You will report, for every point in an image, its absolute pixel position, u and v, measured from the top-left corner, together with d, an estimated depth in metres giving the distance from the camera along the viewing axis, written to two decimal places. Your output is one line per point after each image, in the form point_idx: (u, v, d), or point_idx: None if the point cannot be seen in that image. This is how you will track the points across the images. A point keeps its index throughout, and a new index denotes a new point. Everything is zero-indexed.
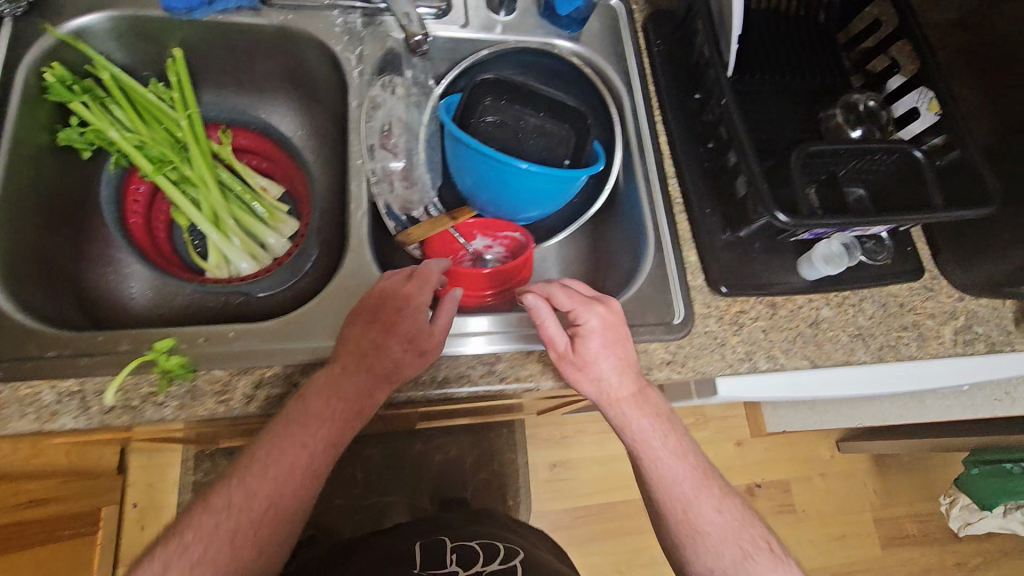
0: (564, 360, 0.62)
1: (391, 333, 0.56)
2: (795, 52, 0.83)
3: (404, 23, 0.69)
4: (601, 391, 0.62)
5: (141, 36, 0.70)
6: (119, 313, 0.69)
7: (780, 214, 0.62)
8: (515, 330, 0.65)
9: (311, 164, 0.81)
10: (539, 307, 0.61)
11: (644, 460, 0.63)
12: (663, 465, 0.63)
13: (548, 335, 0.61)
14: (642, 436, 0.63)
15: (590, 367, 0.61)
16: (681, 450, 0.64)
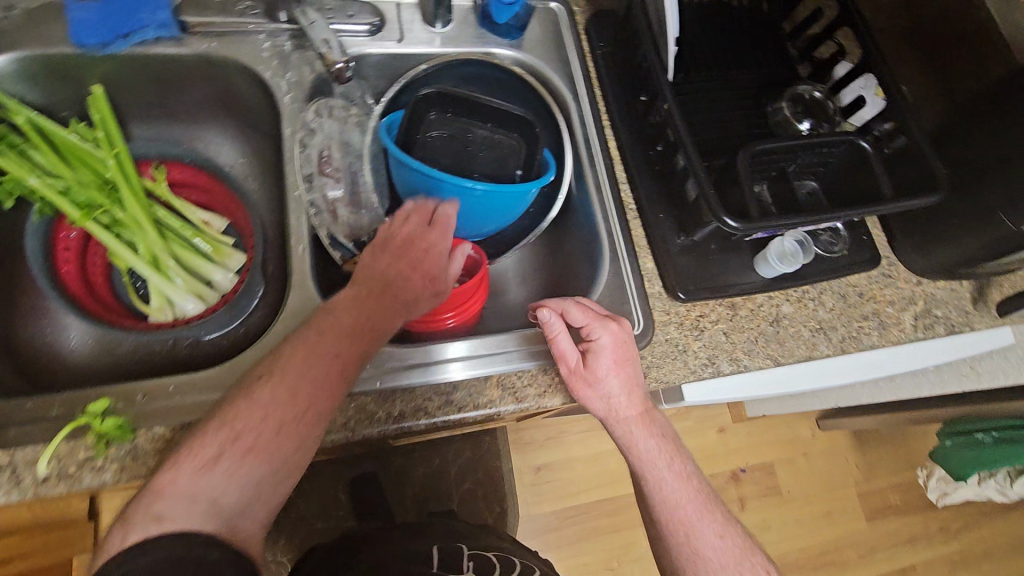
0: (575, 377, 0.62)
1: (417, 271, 0.61)
2: (740, 45, 0.82)
3: (324, 50, 0.66)
4: (609, 408, 0.62)
5: (55, 75, 0.66)
6: (58, 370, 0.66)
7: (729, 219, 0.61)
8: (472, 357, 0.63)
9: (254, 194, 0.79)
10: (553, 322, 0.61)
11: (648, 480, 0.63)
12: (669, 488, 0.63)
13: (561, 351, 0.61)
14: (647, 457, 0.63)
15: (600, 384, 0.61)
16: (685, 475, 0.64)
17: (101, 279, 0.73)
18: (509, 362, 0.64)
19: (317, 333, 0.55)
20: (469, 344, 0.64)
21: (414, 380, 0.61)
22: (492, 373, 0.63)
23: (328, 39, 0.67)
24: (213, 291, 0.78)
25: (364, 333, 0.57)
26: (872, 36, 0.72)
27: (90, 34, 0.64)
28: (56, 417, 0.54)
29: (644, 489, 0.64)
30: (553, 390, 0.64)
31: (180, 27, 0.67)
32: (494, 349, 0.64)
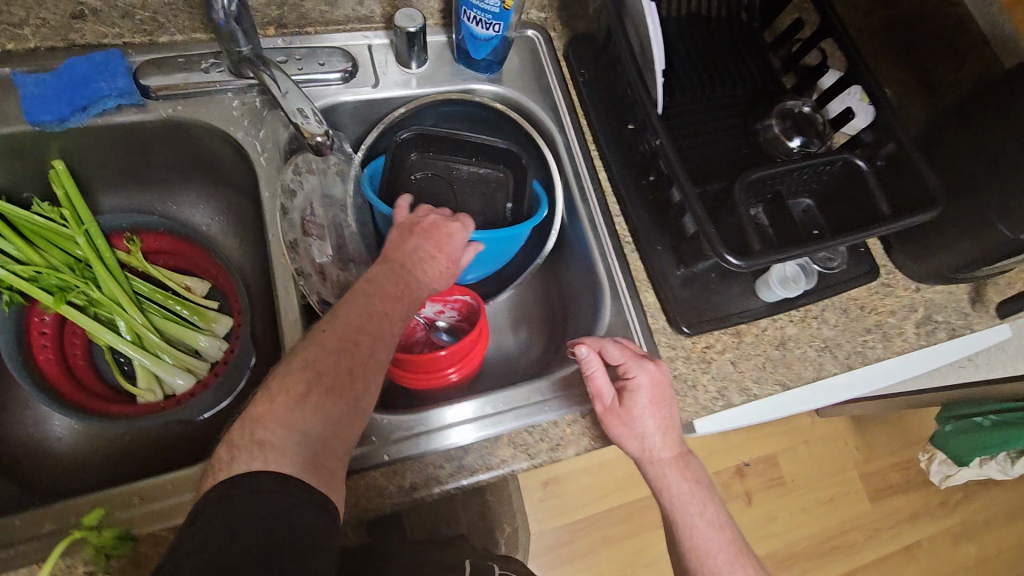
0: (611, 417, 0.61)
1: (439, 252, 0.60)
2: (724, 61, 0.80)
3: (298, 122, 0.58)
4: (644, 448, 0.61)
5: (13, 156, 0.62)
6: (48, 467, 0.63)
7: (730, 257, 0.60)
8: (481, 417, 0.62)
9: (237, 253, 0.75)
10: (589, 360, 0.61)
11: (680, 523, 0.63)
12: (701, 533, 0.62)
13: (598, 388, 0.61)
14: (679, 499, 0.63)
15: (636, 423, 0.61)
16: (716, 519, 0.63)
17: (84, 362, 0.69)
18: (519, 417, 0.62)
19: (362, 296, 0.54)
20: (476, 403, 0.62)
21: (423, 448, 0.60)
22: (502, 431, 0.62)
23: (305, 109, 0.59)
24: (202, 360, 0.75)
25: (396, 306, 0.55)
26: (857, 48, 0.71)
27: (45, 110, 0.59)
28: (52, 529, 0.51)
29: (675, 531, 0.63)
30: (566, 441, 0.63)
31: (143, 92, 0.63)
32: (501, 406, 0.62)
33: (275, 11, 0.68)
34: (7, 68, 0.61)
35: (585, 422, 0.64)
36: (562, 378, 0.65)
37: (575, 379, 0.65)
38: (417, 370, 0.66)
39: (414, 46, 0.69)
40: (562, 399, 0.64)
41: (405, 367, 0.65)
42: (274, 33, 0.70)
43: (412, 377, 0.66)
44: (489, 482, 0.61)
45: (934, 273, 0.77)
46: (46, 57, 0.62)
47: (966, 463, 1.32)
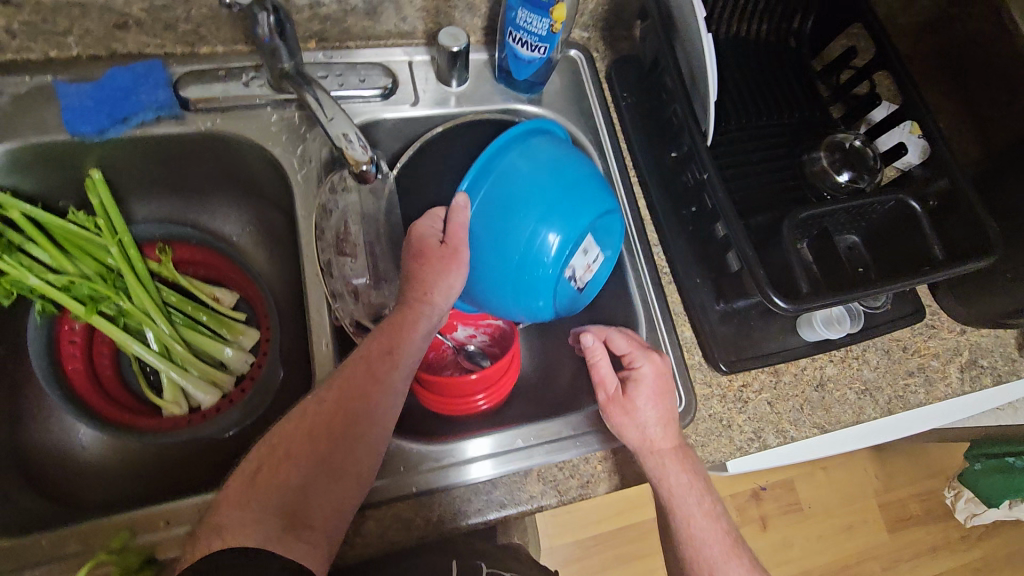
0: (612, 403, 0.60)
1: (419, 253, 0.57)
2: (770, 89, 0.78)
3: (341, 147, 0.56)
4: (644, 439, 0.58)
5: (50, 163, 0.62)
6: (77, 482, 0.62)
7: (778, 299, 0.58)
8: (510, 449, 0.60)
9: (267, 265, 0.74)
10: (595, 348, 0.62)
11: (675, 517, 0.58)
12: (696, 528, 0.57)
13: (601, 374, 0.61)
14: (676, 491, 0.58)
15: (637, 412, 0.59)
16: (713, 515, 0.58)
17: (110, 371, 0.68)
18: (552, 453, 0.61)
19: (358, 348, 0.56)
20: (506, 436, 0.60)
21: (452, 479, 0.58)
22: (533, 467, 0.60)
23: (347, 131, 0.57)
24: (228, 372, 0.74)
25: (390, 330, 0.56)
26: (914, 82, 0.68)
27: (85, 122, 0.59)
28: (76, 550, 0.50)
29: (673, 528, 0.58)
30: (596, 479, 0.61)
31: (182, 105, 0.62)
32: (534, 440, 0.61)
33: (317, 25, 0.67)
34: (49, 76, 0.61)
35: (617, 459, 0.62)
36: (595, 414, 0.63)
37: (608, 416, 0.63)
38: (445, 394, 0.65)
39: (457, 65, 0.68)
40: (594, 436, 0.62)
41: (433, 388, 0.64)
42: (315, 47, 0.70)
43: (440, 401, 0.65)
44: (518, 519, 0.60)
45: (982, 317, 0.74)
46: (87, 66, 0.62)
47: (995, 503, 1.27)
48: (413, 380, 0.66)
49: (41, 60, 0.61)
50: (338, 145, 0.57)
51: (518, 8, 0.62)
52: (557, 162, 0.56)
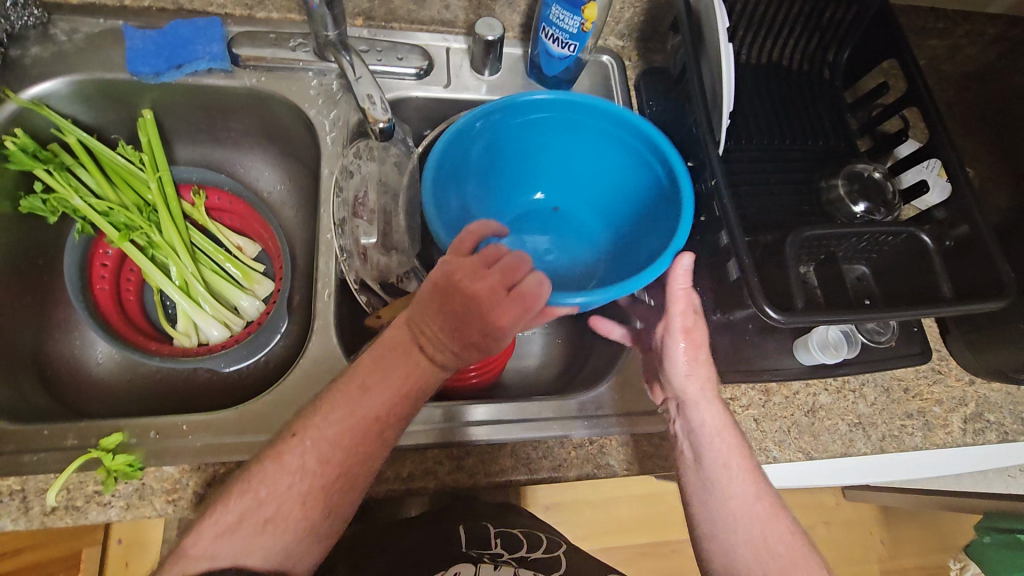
0: (680, 339, 0.58)
1: (467, 331, 0.50)
2: (796, 115, 0.79)
3: (365, 106, 0.60)
4: (697, 384, 0.59)
5: (110, 99, 0.68)
6: (86, 391, 0.66)
7: (769, 309, 0.58)
8: (505, 417, 0.61)
9: (290, 222, 0.78)
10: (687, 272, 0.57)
11: (724, 466, 0.57)
12: (740, 477, 0.56)
13: (673, 310, 0.57)
14: (720, 440, 0.58)
15: (700, 354, 0.59)
16: (749, 469, 0.57)
17: (133, 298, 0.73)
18: (542, 430, 0.62)
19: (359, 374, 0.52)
20: (491, 408, 0.62)
21: (448, 433, 0.60)
22: (532, 437, 0.61)
23: (373, 94, 0.61)
24: (239, 317, 0.78)
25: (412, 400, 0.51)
26: (941, 121, 0.68)
27: (145, 64, 0.65)
28: (73, 445, 0.53)
29: (711, 479, 0.56)
30: (569, 463, 0.61)
31: (233, 60, 0.68)
32: (521, 414, 0.62)
33: (366, 3, 0.72)
34: (120, 22, 0.67)
35: (592, 448, 0.63)
36: (576, 402, 0.64)
37: (588, 406, 0.64)
38: None
39: (491, 54, 0.72)
40: (572, 423, 0.63)
41: None
42: (363, 24, 0.75)
43: None
44: (488, 490, 0.60)
45: (991, 369, 0.71)
46: (156, 16, 0.68)
47: None
48: None
49: (116, 7, 0.68)
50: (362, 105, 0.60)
51: (552, 6, 0.65)
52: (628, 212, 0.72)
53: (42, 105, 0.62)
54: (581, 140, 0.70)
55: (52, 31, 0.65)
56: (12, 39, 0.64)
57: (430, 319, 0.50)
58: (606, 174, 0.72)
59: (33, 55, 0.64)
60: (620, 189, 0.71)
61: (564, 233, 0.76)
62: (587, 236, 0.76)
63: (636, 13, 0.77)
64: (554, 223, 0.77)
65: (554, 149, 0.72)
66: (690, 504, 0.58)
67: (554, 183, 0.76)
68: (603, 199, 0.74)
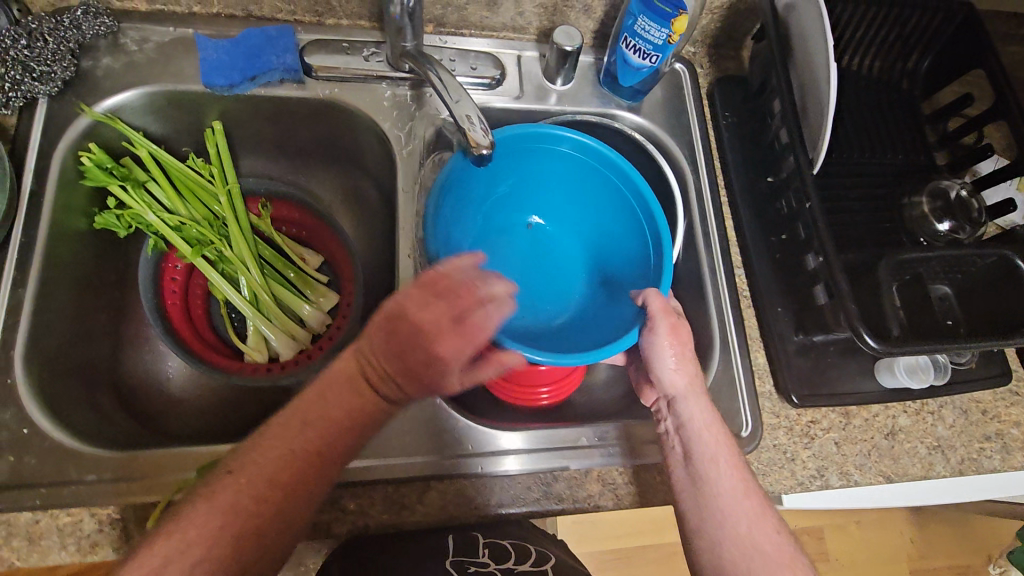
0: (663, 336, 0.57)
1: (403, 361, 0.48)
2: (875, 125, 0.76)
3: (463, 128, 0.54)
4: (682, 384, 0.58)
5: (179, 109, 0.66)
6: (164, 410, 0.65)
7: (868, 337, 0.56)
8: (523, 447, 0.59)
9: (355, 234, 0.77)
10: (656, 297, 0.57)
11: (711, 461, 0.56)
12: (727, 473, 0.55)
13: (654, 310, 0.57)
14: (708, 438, 0.56)
15: (686, 353, 0.58)
16: (738, 465, 0.56)
17: (203, 313, 0.72)
18: (563, 459, 0.59)
19: None
20: (572, 431, 0.61)
21: (463, 461, 0.58)
22: (547, 467, 0.59)
23: (471, 114, 0.55)
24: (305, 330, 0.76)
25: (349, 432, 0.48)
26: None
27: (219, 75, 0.63)
28: (166, 473, 0.51)
29: (701, 474, 0.55)
30: (654, 489, 0.61)
31: (305, 70, 0.66)
32: (542, 443, 0.60)
33: (439, 10, 0.70)
34: (190, 29, 0.65)
35: None
36: (609, 428, 0.62)
37: None
38: (511, 381, 0.66)
39: (566, 63, 0.69)
40: (600, 449, 0.60)
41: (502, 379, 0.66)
42: (432, 31, 0.72)
43: (504, 388, 0.67)
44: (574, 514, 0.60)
45: None
46: (225, 24, 0.66)
47: None
48: None
49: (185, 14, 0.66)
50: (460, 127, 0.55)
51: (637, 15, 0.63)
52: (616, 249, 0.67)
53: (115, 118, 0.61)
54: (584, 179, 0.67)
55: (123, 40, 0.63)
56: (83, 49, 0.62)
57: (383, 355, 0.48)
58: (599, 207, 0.68)
59: (104, 66, 0.62)
60: (612, 224, 0.67)
61: (551, 250, 0.71)
62: (575, 255, 0.71)
63: (713, 19, 0.74)
64: (542, 241, 0.72)
65: (552, 175, 0.68)
66: (679, 502, 0.57)
67: (552, 202, 0.71)
68: (594, 228, 0.69)
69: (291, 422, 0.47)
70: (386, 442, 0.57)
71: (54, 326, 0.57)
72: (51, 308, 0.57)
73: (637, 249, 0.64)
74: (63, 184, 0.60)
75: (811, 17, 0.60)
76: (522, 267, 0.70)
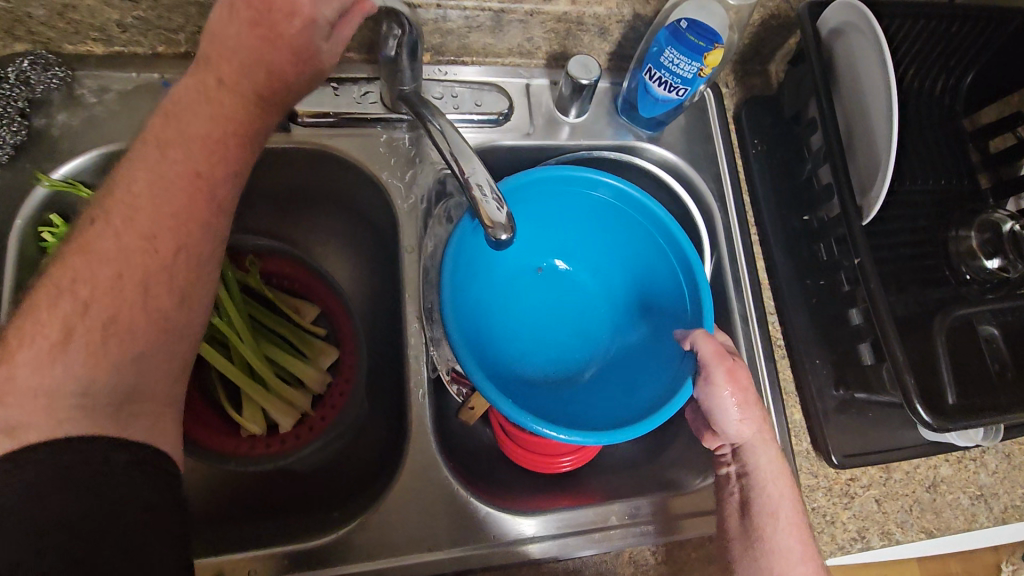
0: (721, 384, 0.52)
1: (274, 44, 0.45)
2: (917, 147, 0.70)
3: (475, 201, 0.48)
4: (740, 432, 0.53)
5: None
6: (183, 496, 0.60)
7: (923, 412, 0.52)
8: (552, 528, 0.55)
9: (353, 284, 0.70)
10: (706, 339, 0.52)
11: (772, 516, 0.52)
12: (788, 529, 0.51)
13: (705, 355, 0.52)
14: (771, 488, 0.52)
15: (746, 399, 0.53)
16: (802, 522, 0.52)
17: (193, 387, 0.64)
18: (591, 542, 0.55)
19: None
20: (603, 509, 0.56)
21: (486, 549, 0.54)
22: (578, 547, 0.55)
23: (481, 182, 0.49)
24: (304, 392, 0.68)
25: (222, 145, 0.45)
26: None
27: None
28: None
29: (756, 526, 0.52)
30: (689, 566, 0.57)
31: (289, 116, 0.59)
32: (570, 527, 0.55)
33: (438, 38, 0.62)
34: (157, 74, 0.57)
35: (712, 546, 0.58)
36: (638, 504, 0.57)
37: (703, 501, 0.59)
38: (535, 450, 0.61)
39: (582, 95, 0.62)
40: (630, 530, 0.56)
41: (524, 447, 0.61)
42: (430, 61, 0.65)
43: (528, 457, 0.61)
44: None
45: None
46: (196, 65, 0.58)
47: None
48: (505, 433, 0.62)
49: (150, 56, 0.58)
50: (471, 198, 0.49)
51: (664, 48, 0.56)
52: (651, 297, 0.61)
53: (77, 183, 0.54)
54: (613, 222, 0.62)
55: (79, 91, 0.56)
56: (35, 106, 0.55)
57: (238, 34, 0.45)
58: (628, 248, 0.62)
59: (61, 123, 0.55)
60: (644, 268, 0.62)
61: (578, 297, 0.65)
62: (603, 302, 0.65)
63: (743, 37, 0.67)
64: (566, 289, 0.65)
65: (574, 217, 0.63)
66: (730, 552, 0.53)
67: (574, 245, 0.65)
68: (624, 271, 0.64)
69: (147, 152, 0.43)
70: (404, 537, 0.53)
71: None
72: None
73: (671, 297, 0.59)
74: (23, 263, 0.53)
75: (869, 56, 0.54)
76: (545, 320, 0.64)
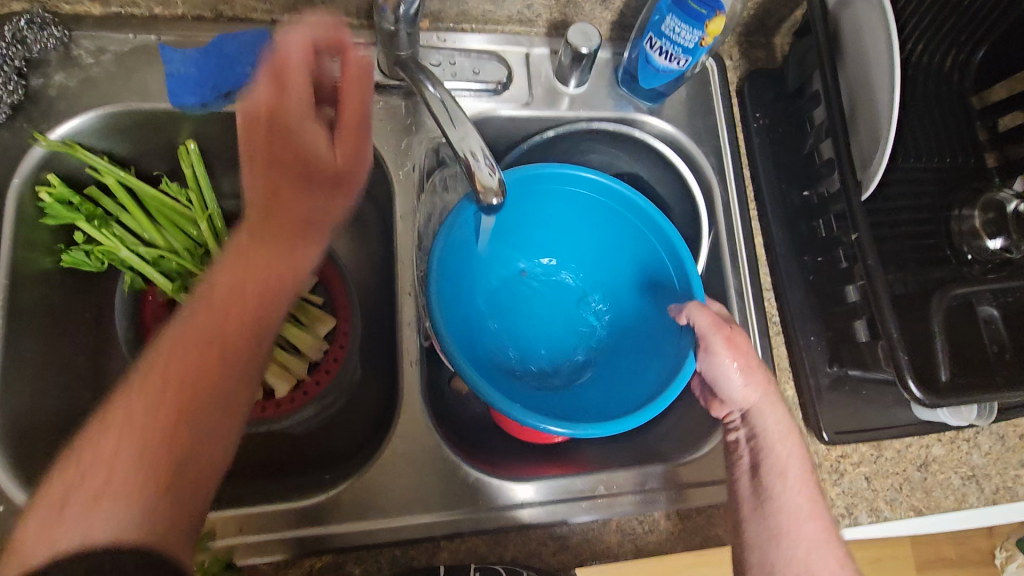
0: (720, 352, 0.52)
1: None
2: (923, 125, 0.68)
3: (468, 167, 0.48)
4: (744, 397, 0.53)
5: (147, 129, 0.58)
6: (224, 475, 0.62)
7: (916, 388, 0.52)
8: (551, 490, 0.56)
9: (350, 254, 0.71)
10: (703, 312, 0.52)
11: (780, 476, 0.52)
12: (797, 488, 0.52)
13: (704, 326, 0.52)
14: (779, 449, 0.53)
15: (748, 366, 0.53)
16: (809, 481, 0.52)
17: None
18: (585, 508, 0.56)
19: None
20: (591, 479, 0.56)
21: (476, 514, 0.54)
22: (577, 509, 0.56)
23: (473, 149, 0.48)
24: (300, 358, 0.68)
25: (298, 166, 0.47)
26: None
27: (189, 93, 0.55)
28: None
29: (767, 487, 0.52)
30: (676, 536, 0.57)
31: None
32: (565, 493, 0.56)
33: (437, 4, 0.61)
34: (153, 36, 0.57)
35: (700, 518, 0.58)
36: (627, 475, 0.57)
37: (692, 474, 0.59)
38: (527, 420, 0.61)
39: (582, 64, 0.61)
40: (619, 499, 0.56)
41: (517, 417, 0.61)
42: (429, 28, 0.64)
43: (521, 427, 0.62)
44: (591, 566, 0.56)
45: None
46: (192, 27, 0.58)
47: None
48: None
49: (147, 17, 0.57)
50: (465, 166, 0.48)
51: (665, 14, 0.55)
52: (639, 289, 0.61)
53: (74, 145, 0.54)
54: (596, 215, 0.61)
55: (76, 52, 0.56)
56: (32, 66, 0.55)
57: None
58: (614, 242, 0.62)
59: (57, 84, 0.55)
60: (631, 263, 0.62)
61: None
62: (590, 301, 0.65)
63: (747, 8, 0.65)
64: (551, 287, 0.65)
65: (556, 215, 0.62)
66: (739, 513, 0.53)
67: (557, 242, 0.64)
68: (610, 265, 0.64)
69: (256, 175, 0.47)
70: (394, 500, 0.54)
71: (25, 383, 0.52)
72: (20, 364, 0.52)
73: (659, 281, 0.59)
74: (22, 223, 0.53)
75: (874, 26, 0.52)
76: None
